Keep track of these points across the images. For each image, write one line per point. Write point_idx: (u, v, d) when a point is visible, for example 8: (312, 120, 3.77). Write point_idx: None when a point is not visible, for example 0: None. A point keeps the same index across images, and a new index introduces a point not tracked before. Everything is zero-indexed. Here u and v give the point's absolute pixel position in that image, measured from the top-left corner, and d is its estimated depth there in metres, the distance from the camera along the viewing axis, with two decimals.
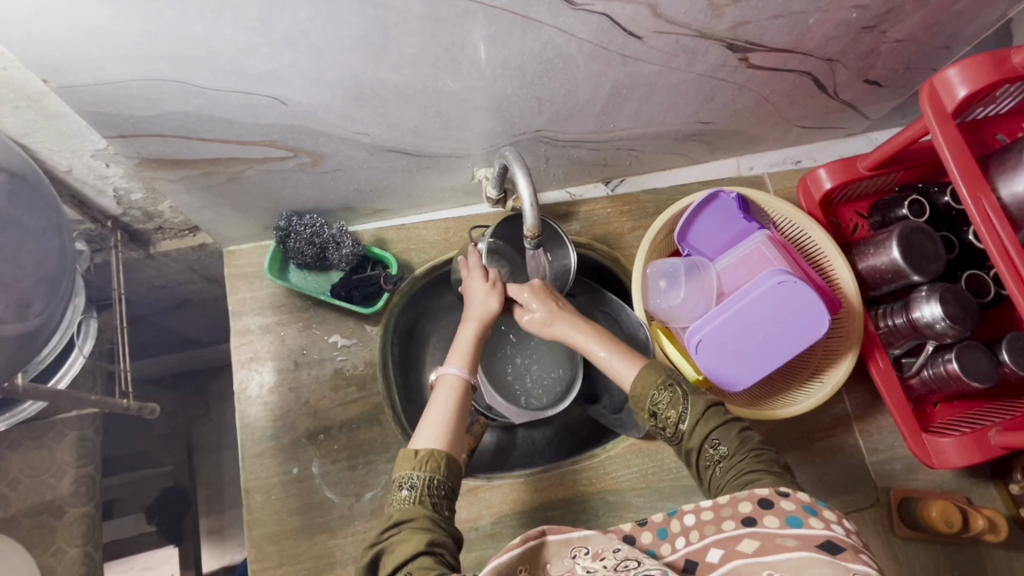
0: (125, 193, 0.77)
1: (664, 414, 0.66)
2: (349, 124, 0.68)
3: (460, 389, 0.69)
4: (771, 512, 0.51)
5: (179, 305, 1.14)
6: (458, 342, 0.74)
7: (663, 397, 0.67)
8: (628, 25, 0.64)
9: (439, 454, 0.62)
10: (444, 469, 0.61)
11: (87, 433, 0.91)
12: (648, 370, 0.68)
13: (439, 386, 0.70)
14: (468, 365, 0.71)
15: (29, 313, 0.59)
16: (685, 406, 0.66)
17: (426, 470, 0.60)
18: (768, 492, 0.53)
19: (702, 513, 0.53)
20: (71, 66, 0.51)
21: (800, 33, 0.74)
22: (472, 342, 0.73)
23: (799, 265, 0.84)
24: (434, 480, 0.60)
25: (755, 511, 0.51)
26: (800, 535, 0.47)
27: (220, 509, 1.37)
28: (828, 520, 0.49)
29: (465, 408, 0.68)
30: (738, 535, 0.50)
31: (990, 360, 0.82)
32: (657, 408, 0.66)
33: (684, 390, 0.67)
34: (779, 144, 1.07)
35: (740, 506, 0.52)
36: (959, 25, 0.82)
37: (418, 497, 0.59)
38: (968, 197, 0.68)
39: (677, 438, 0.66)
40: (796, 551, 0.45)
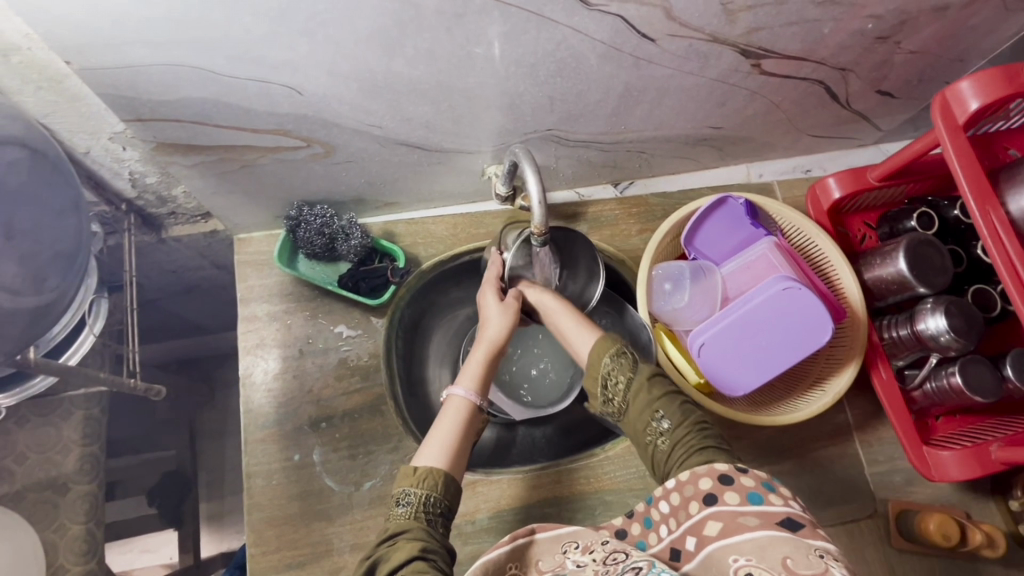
0: (140, 177, 0.78)
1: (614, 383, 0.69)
2: (362, 117, 0.69)
3: (465, 413, 0.69)
4: (731, 488, 0.53)
5: (187, 291, 1.16)
6: (467, 365, 0.75)
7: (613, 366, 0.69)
8: (642, 27, 0.64)
9: (438, 472, 0.62)
10: (442, 487, 0.62)
11: (93, 413, 0.93)
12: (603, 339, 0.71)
13: (446, 406, 0.70)
14: (476, 388, 0.72)
15: (44, 287, 0.60)
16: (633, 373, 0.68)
17: (423, 487, 0.61)
18: (728, 468, 0.55)
19: (672, 497, 0.56)
20: (94, 48, 0.52)
21: (814, 42, 0.74)
22: (481, 366, 0.74)
23: (804, 272, 0.84)
24: (431, 498, 0.61)
25: (716, 488, 0.54)
26: (761, 512, 0.50)
27: (221, 495, 1.39)
28: (785, 497, 0.52)
29: (471, 428, 0.69)
30: (704, 518, 0.52)
31: (994, 375, 0.82)
32: (607, 376, 0.69)
33: (633, 359, 0.70)
34: (789, 152, 1.07)
35: (701, 484, 0.55)
36: (973, 39, 0.82)
37: (412, 513, 0.60)
38: (976, 211, 0.68)
39: (622, 412, 0.68)
40: (758, 532, 0.48)
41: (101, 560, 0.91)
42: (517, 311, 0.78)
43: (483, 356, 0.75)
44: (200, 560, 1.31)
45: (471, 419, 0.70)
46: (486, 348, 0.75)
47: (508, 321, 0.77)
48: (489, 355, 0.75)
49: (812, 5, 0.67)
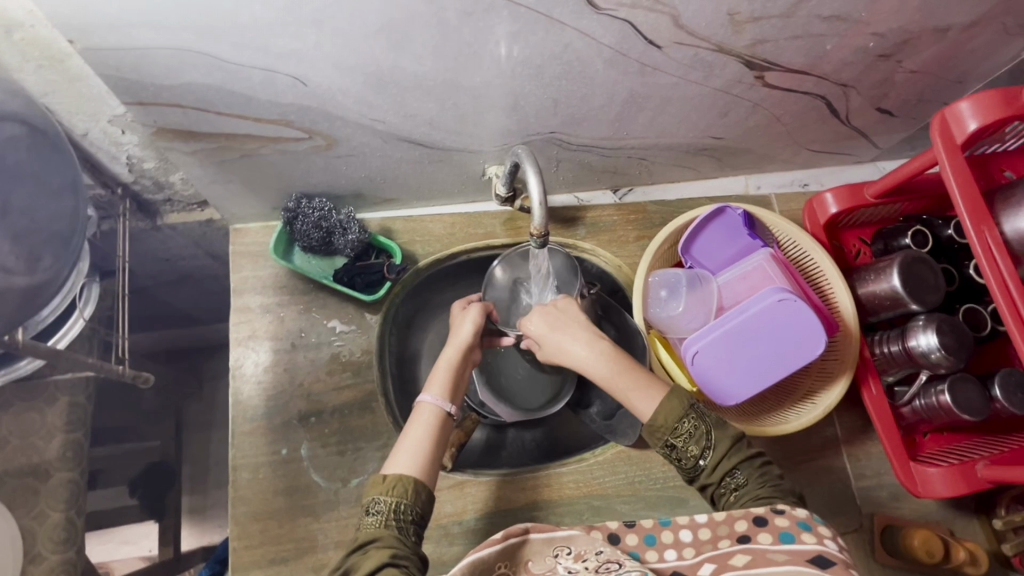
0: (138, 162, 0.77)
1: (685, 449, 0.64)
2: (365, 111, 0.69)
3: (436, 416, 0.67)
4: (765, 529, 0.53)
5: (180, 280, 1.15)
6: (436, 369, 0.73)
7: (685, 430, 0.64)
8: (649, 34, 0.65)
9: (406, 480, 0.60)
10: (412, 495, 0.60)
11: (79, 399, 0.91)
12: (672, 402, 0.66)
13: (416, 414, 0.68)
14: (445, 393, 0.70)
15: (38, 267, 0.59)
16: (707, 442, 0.64)
17: (393, 496, 0.59)
18: (764, 509, 0.54)
19: (699, 530, 0.55)
20: (99, 29, 0.52)
21: (817, 57, 0.75)
22: (450, 368, 0.73)
23: (800, 285, 0.85)
24: (401, 505, 0.59)
25: (750, 529, 0.54)
26: (793, 550, 0.49)
27: (204, 488, 1.38)
28: (822, 535, 0.50)
29: (441, 434, 0.67)
30: (731, 551, 0.52)
31: (982, 396, 0.83)
32: (675, 445, 0.65)
33: (706, 424, 0.65)
34: (788, 166, 1.08)
35: (736, 525, 0.54)
36: (973, 61, 0.83)
37: (384, 521, 0.58)
38: (972, 230, 0.69)
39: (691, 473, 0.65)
40: (785, 565, 0.47)
41: (80, 550, 0.90)
42: (484, 311, 0.80)
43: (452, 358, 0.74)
44: (179, 554, 1.33)
45: (442, 425, 0.67)
46: (456, 350, 0.74)
47: (475, 320, 0.78)
48: (456, 357, 0.74)
49: (818, 20, 0.68)
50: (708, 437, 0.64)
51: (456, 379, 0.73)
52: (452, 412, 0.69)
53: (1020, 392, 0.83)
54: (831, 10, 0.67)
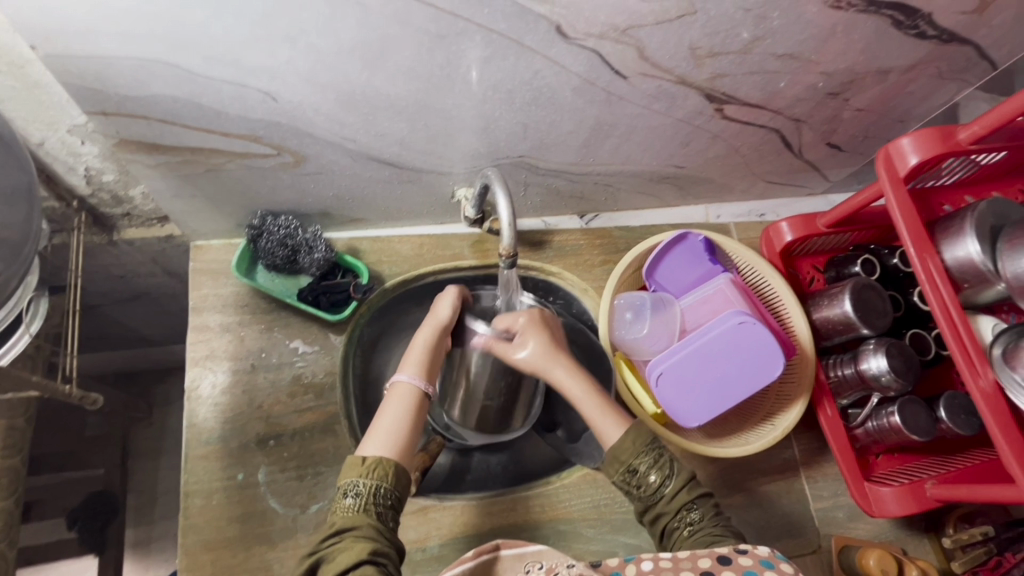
0: (97, 174, 0.75)
1: (646, 476, 0.68)
2: (336, 128, 0.69)
3: (413, 395, 0.69)
4: (730, 568, 0.53)
5: (134, 298, 1.10)
6: (412, 348, 0.75)
7: (647, 460, 0.68)
8: (616, 64, 0.68)
9: (387, 463, 0.62)
10: (391, 478, 0.62)
11: (17, 423, 0.86)
12: (639, 431, 0.70)
13: (392, 393, 0.70)
14: (421, 372, 0.72)
15: None
16: (669, 470, 0.68)
17: (372, 479, 0.61)
18: (727, 550, 0.55)
19: (660, 560, 0.53)
20: (64, 36, 0.51)
21: (772, 93, 0.80)
22: (427, 349, 0.74)
23: (758, 309, 0.88)
24: (381, 489, 0.61)
25: (715, 566, 0.53)
26: None
27: (150, 520, 1.30)
28: (783, 573, 0.52)
29: (418, 414, 0.69)
30: None
31: (929, 417, 0.87)
32: (637, 469, 0.68)
33: (668, 456, 0.69)
34: (745, 196, 1.13)
35: (699, 561, 0.53)
36: (912, 102, 0.90)
37: (362, 505, 0.59)
38: (916, 259, 0.73)
39: (647, 501, 0.68)
40: None
41: None
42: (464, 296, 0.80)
43: (428, 339, 0.75)
44: None
45: (419, 404, 0.70)
46: (433, 330, 0.76)
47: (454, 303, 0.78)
48: (432, 338, 0.75)
49: (772, 57, 0.72)
50: (669, 468, 0.68)
51: (433, 361, 0.74)
52: (429, 391, 0.71)
53: (963, 414, 0.87)
54: (784, 49, 0.71)
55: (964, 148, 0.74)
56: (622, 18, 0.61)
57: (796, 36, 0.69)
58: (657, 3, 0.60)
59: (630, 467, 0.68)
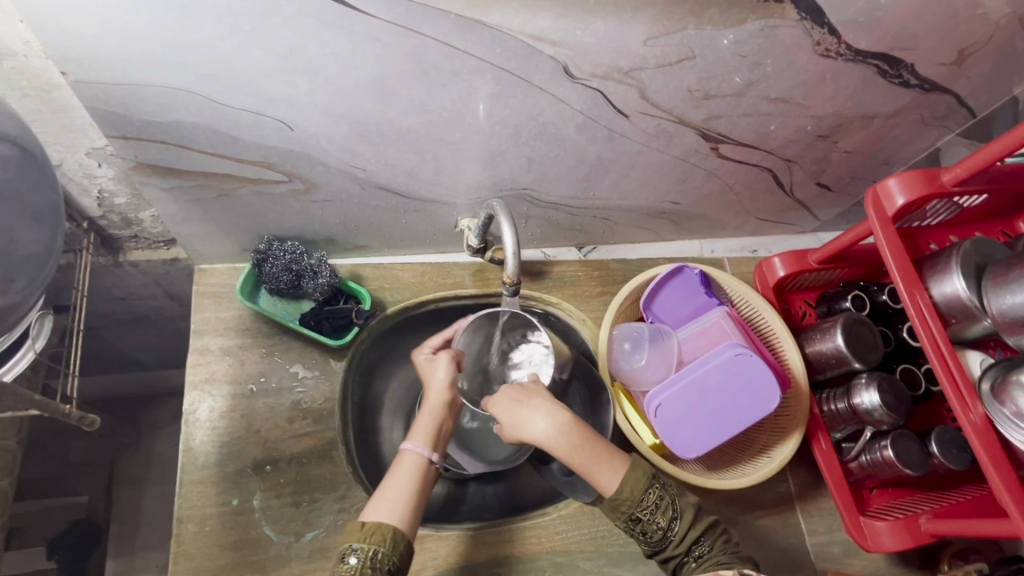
0: (109, 196, 0.76)
1: (650, 523, 0.68)
2: (348, 157, 0.71)
3: (420, 465, 0.69)
4: None
5: (132, 320, 1.10)
6: (422, 415, 0.75)
7: (651, 506, 0.68)
8: (618, 103, 0.71)
9: (386, 527, 0.62)
10: (390, 543, 0.61)
11: (9, 444, 0.84)
12: (635, 473, 0.69)
13: (399, 463, 0.70)
14: (430, 441, 0.72)
15: None
16: (672, 513, 0.68)
17: (371, 542, 0.61)
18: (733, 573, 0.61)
19: None
20: (95, 62, 0.53)
21: (765, 134, 0.83)
22: (434, 418, 0.74)
23: (754, 341, 0.90)
24: (378, 553, 0.60)
25: None
26: None
27: (131, 550, 1.26)
28: None
29: (424, 484, 0.69)
30: None
31: (921, 451, 0.88)
32: (640, 519, 0.68)
33: (670, 497, 0.69)
34: (738, 232, 1.16)
35: None
36: (896, 147, 0.94)
37: (360, 568, 0.59)
38: (905, 295, 0.75)
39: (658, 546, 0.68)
40: None
41: None
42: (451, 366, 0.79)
43: (436, 407, 0.75)
44: None
45: (424, 474, 0.70)
46: (434, 404, 0.75)
47: (449, 371, 0.78)
48: (442, 408, 0.76)
49: (766, 101, 0.76)
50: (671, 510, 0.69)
51: (441, 429, 0.74)
52: (435, 459, 0.71)
53: (953, 448, 0.88)
54: (777, 93, 0.75)
55: (947, 189, 0.78)
56: (626, 61, 0.64)
57: (787, 82, 0.73)
58: (659, 48, 0.63)
59: (632, 518, 0.68)
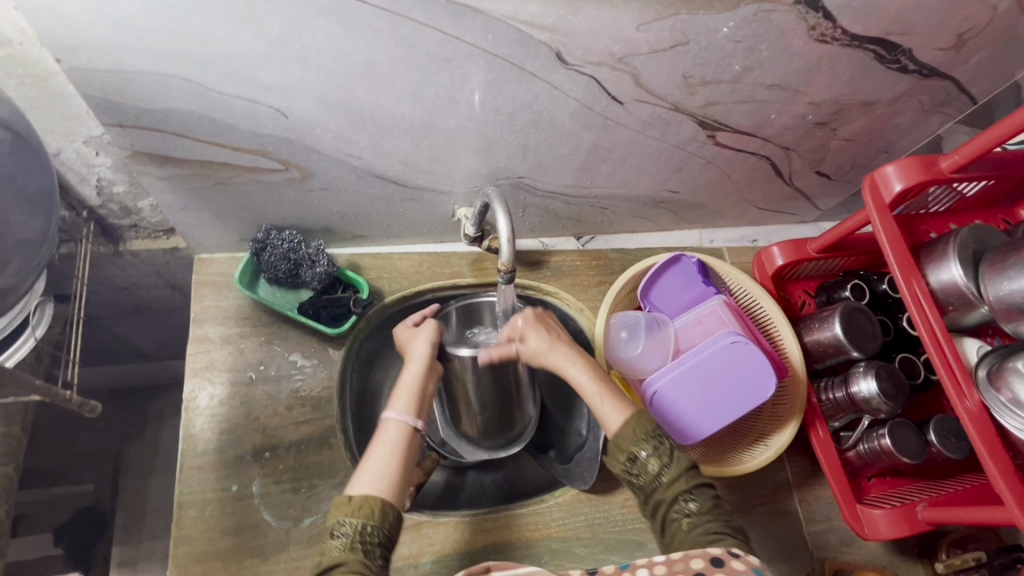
0: (108, 185, 0.77)
1: (645, 463, 0.67)
2: (343, 146, 0.72)
3: (403, 433, 0.68)
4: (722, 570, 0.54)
5: (135, 310, 1.12)
6: (402, 383, 0.74)
7: (648, 449, 0.67)
8: (613, 90, 0.71)
9: (374, 500, 0.61)
10: (379, 516, 0.60)
11: (14, 431, 0.85)
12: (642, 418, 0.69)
13: (382, 432, 0.68)
14: (412, 408, 0.71)
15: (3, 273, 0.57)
16: (669, 459, 0.66)
17: (359, 517, 0.60)
18: (722, 552, 0.56)
19: (657, 567, 0.56)
20: (89, 50, 0.53)
21: (762, 121, 0.83)
22: (414, 385, 0.73)
23: (751, 330, 0.89)
24: (367, 527, 0.59)
25: (707, 567, 0.55)
26: None
27: (138, 538, 1.27)
28: None
29: (409, 452, 0.67)
30: None
31: (918, 440, 0.88)
32: (635, 460, 0.67)
33: (670, 445, 0.68)
34: (738, 222, 1.15)
35: (692, 562, 0.55)
36: (896, 134, 0.94)
37: (349, 543, 0.58)
38: (902, 282, 0.75)
39: (646, 490, 0.66)
40: None
41: None
42: (433, 329, 0.80)
43: (415, 375, 0.75)
44: None
45: (410, 442, 0.68)
46: (418, 367, 0.75)
47: (431, 338, 0.78)
48: (422, 373, 0.75)
49: (762, 87, 0.75)
50: (670, 458, 0.67)
51: (422, 395, 0.73)
52: (419, 426, 0.70)
53: (952, 438, 0.88)
54: (773, 79, 0.74)
55: (946, 176, 0.77)
56: (619, 47, 0.64)
57: (783, 67, 0.73)
58: (652, 33, 0.63)
59: (630, 455, 0.67)
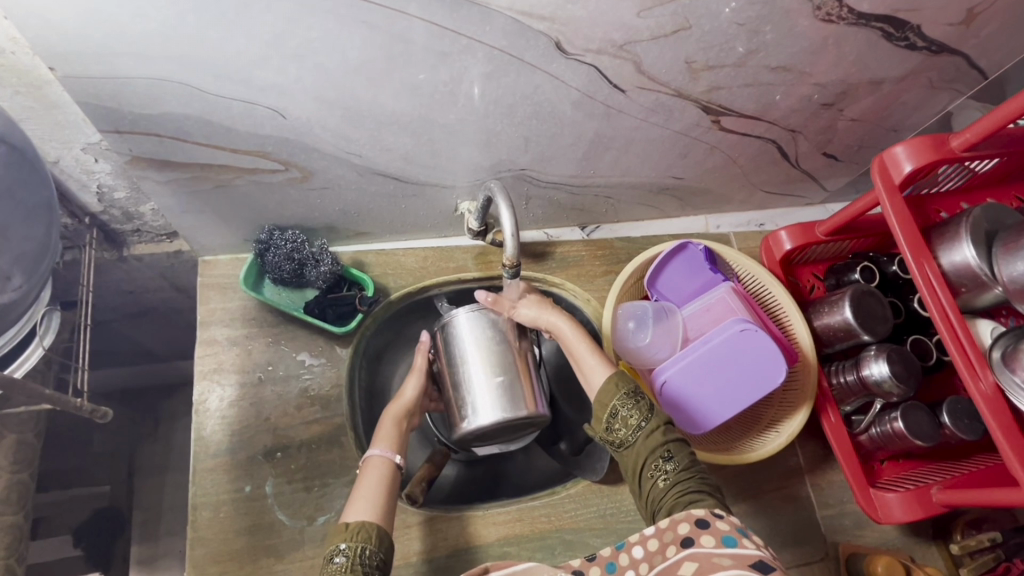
0: (109, 191, 0.77)
1: (625, 417, 0.69)
2: (343, 144, 0.71)
3: (383, 470, 0.70)
4: (707, 532, 0.53)
5: (142, 313, 1.12)
6: (381, 428, 0.77)
7: (628, 404, 0.69)
8: (614, 78, 0.69)
9: (370, 525, 0.62)
10: (376, 540, 0.61)
11: (28, 437, 0.86)
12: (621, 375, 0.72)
13: (365, 470, 0.71)
14: (391, 448, 0.74)
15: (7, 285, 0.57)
16: (648, 414, 0.68)
17: (357, 540, 0.60)
18: (705, 513, 0.55)
19: (649, 543, 0.56)
20: (81, 57, 0.53)
21: (767, 104, 0.81)
22: (392, 430, 0.77)
23: (760, 317, 0.89)
24: (366, 550, 0.60)
25: (693, 531, 0.54)
26: (734, 553, 0.50)
27: (155, 537, 1.30)
28: (758, 543, 0.51)
29: (391, 486, 0.70)
30: (678, 559, 0.52)
31: (932, 422, 0.87)
32: (615, 413, 0.69)
33: (649, 402, 0.69)
34: (744, 206, 1.14)
35: (679, 529, 0.55)
36: (905, 112, 0.92)
37: (349, 565, 0.58)
38: (913, 264, 0.74)
39: (624, 444, 0.68)
40: (730, 569, 0.47)
41: None
42: (422, 370, 0.86)
43: (393, 419, 0.79)
44: None
45: (392, 478, 0.70)
46: (396, 411, 0.80)
47: (418, 382, 0.84)
48: (396, 419, 0.79)
49: (767, 69, 0.74)
50: (649, 415, 0.69)
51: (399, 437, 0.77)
52: (398, 462, 0.72)
53: (965, 419, 0.88)
54: (778, 61, 0.73)
55: (956, 155, 0.76)
56: (620, 34, 0.63)
57: (788, 49, 0.71)
58: (653, 19, 0.62)
59: (612, 411, 0.70)
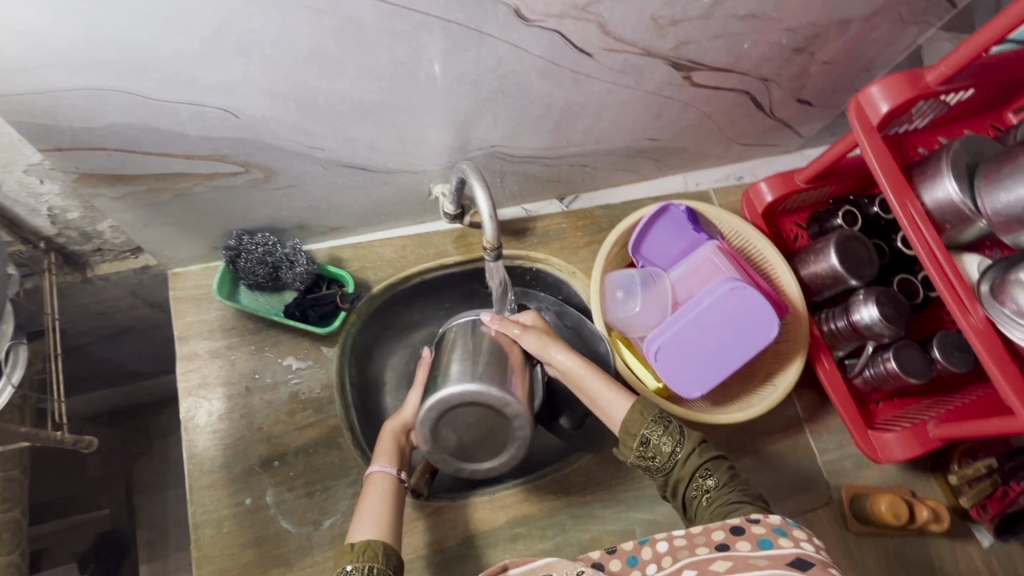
0: (61, 213, 0.73)
1: (657, 445, 0.67)
2: (303, 138, 0.67)
3: (390, 487, 0.69)
4: (743, 537, 0.52)
5: (118, 332, 1.09)
6: (382, 441, 0.75)
7: (656, 431, 0.67)
8: (579, 42, 0.67)
9: (376, 543, 0.61)
10: (384, 557, 0.60)
11: (14, 474, 0.84)
12: (644, 402, 0.70)
13: (370, 485, 0.70)
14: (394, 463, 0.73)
15: None
16: (679, 438, 0.67)
17: (365, 560, 0.59)
18: (740, 520, 0.54)
19: (675, 539, 0.55)
20: (5, 73, 0.49)
21: (737, 55, 0.79)
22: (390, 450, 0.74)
23: (748, 272, 0.88)
24: (374, 569, 0.59)
25: (728, 538, 0.53)
26: (771, 555, 0.48)
27: (163, 554, 1.27)
28: (798, 539, 0.50)
29: (398, 500, 0.69)
30: (711, 557, 0.50)
31: (924, 358, 0.87)
32: (645, 443, 0.67)
33: (677, 424, 0.68)
34: (721, 160, 1.12)
35: (713, 535, 0.53)
36: (877, 50, 0.90)
37: None
38: (897, 204, 0.73)
39: (661, 471, 0.67)
40: (766, 570, 0.46)
41: None
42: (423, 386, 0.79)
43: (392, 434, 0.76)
44: None
45: (397, 494, 0.70)
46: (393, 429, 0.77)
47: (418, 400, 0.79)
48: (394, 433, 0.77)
49: (735, 19, 0.71)
50: (680, 437, 0.67)
51: (400, 453, 0.75)
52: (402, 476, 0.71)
53: (956, 351, 0.88)
54: (745, 9, 0.70)
55: (932, 89, 0.74)
56: None
57: None
58: None
59: (643, 439, 0.68)
